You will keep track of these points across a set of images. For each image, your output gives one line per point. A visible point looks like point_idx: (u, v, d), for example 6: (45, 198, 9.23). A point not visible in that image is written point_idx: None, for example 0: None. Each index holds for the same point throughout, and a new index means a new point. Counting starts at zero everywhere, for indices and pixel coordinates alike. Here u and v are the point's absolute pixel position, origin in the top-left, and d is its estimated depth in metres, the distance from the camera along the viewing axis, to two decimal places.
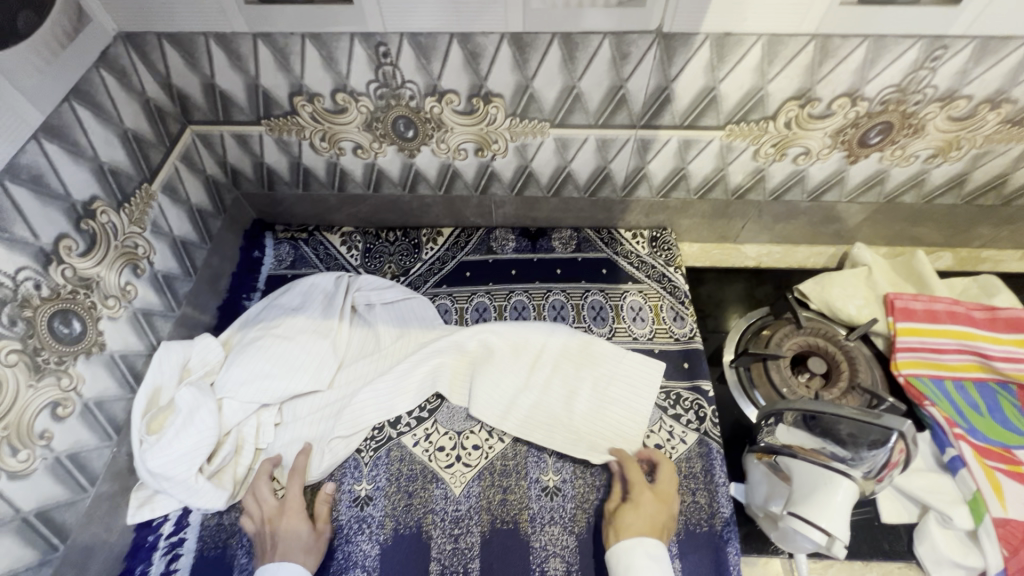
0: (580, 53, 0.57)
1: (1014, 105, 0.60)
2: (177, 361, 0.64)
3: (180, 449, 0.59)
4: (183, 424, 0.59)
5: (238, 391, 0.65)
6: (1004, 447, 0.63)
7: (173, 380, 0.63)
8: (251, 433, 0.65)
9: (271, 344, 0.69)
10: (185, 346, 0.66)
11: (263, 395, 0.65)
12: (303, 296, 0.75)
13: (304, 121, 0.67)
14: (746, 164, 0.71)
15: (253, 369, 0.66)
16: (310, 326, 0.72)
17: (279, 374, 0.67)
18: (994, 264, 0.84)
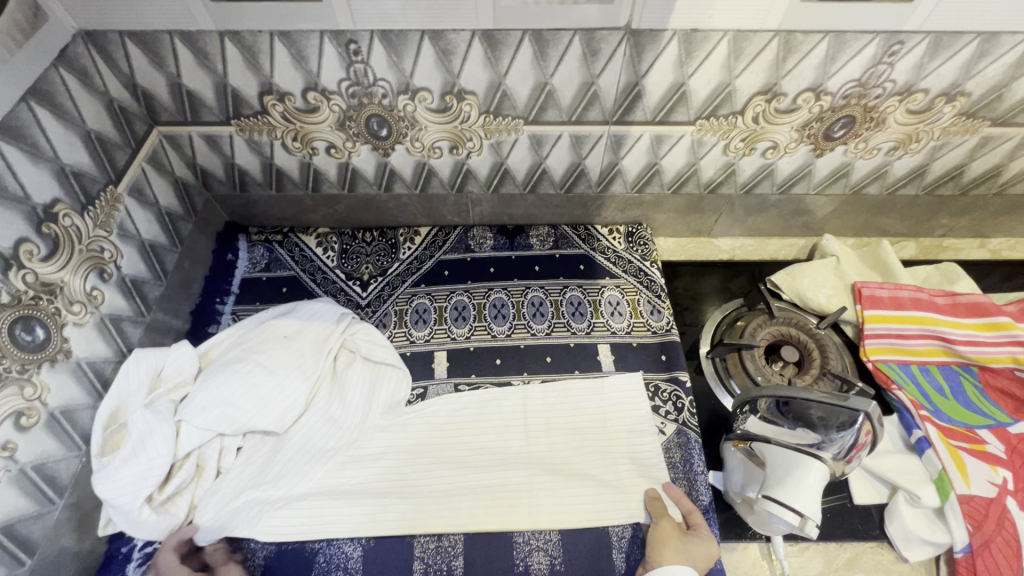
0: (551, 50, 0.57)
1: (969, 98, 0.63)
2: (146, 373, 0.62)
3: (131, 474, 0.56)
4: (136, 448, 0.57)
5: (198, 416, 0.60)
6: (968, 427, 0.65)
7: (139, 395, 0.61)
8: (211, 457, 0.62)
9: (252, 372, 0.64)
10: (158, 355, 0.64)
11: (225, 424, 0.61)
12: (305, 320, 0.71)
13: (276, 121, 0.66)
14: (717, 158, 0.72)
15: (223, 396, 0.62)
16: (297, 359, 0.67)
17: (248, 410, 0.62)
18: (956, 253, 0.87)
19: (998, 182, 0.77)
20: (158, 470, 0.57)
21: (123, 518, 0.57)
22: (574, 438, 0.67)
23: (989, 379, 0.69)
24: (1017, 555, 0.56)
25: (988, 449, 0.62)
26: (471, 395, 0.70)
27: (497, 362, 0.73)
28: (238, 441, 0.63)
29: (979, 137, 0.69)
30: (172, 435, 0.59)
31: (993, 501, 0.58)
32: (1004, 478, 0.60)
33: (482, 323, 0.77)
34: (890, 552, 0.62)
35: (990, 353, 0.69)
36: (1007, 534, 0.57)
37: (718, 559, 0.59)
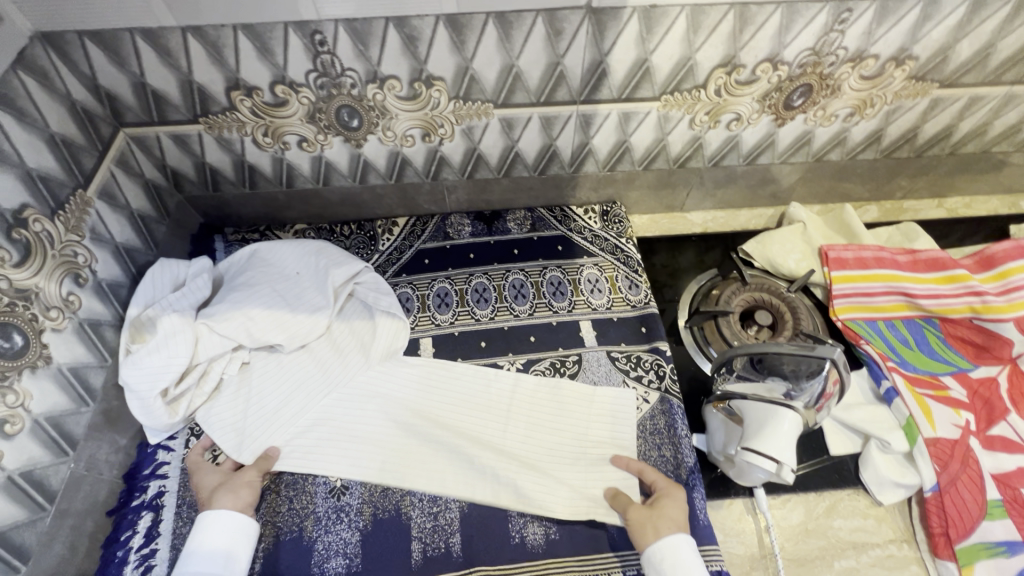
0: (515, 32, 0.58)
1: (917, 62, 0.66)
2: (169, 278, 0.70)
3: (152, 364, 0.62)
4: (160, 343, 0.63)
5: (219, 325, 0.66)
6: (932, 375, 0.69)
7: (164, 290, 0.69)
8: (220, 368, 0.68)
9: (266, 297, 0.70)
10: (181, 266, 0.72)
11: (244, 335, 0.67)
12: (299, 264, 0.76)
13: (245, 116, 0.66)
14: (683, 133, 0.74)
15: (238, 307, 0.68)
16: (296, 292, 0.73)
17: (264, 327, 0.68)
18: (915, 214, 0.91)
19: (950, 142, 0.80)
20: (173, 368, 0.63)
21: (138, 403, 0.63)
22: (567, 412, 0.69)
23: (949, 330, 0.73)
24: (981, 490, 0.61)
25: (950, 394, 0.67)
26: (465, 370, 0.72)
27: (482, 344, 0.75)
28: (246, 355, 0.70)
29: (929, 100, 0.72)
30: (193, 340, 0.65)
31: (957, 442, 0.63)
32: (966, 420, 0.65)
33: (466, 307, 0.78)
34: (866, 498, 0.65)
35: (949, 304, 0.73)
36: (971, 471, 0.61)
37: (704, 516, 0.62)
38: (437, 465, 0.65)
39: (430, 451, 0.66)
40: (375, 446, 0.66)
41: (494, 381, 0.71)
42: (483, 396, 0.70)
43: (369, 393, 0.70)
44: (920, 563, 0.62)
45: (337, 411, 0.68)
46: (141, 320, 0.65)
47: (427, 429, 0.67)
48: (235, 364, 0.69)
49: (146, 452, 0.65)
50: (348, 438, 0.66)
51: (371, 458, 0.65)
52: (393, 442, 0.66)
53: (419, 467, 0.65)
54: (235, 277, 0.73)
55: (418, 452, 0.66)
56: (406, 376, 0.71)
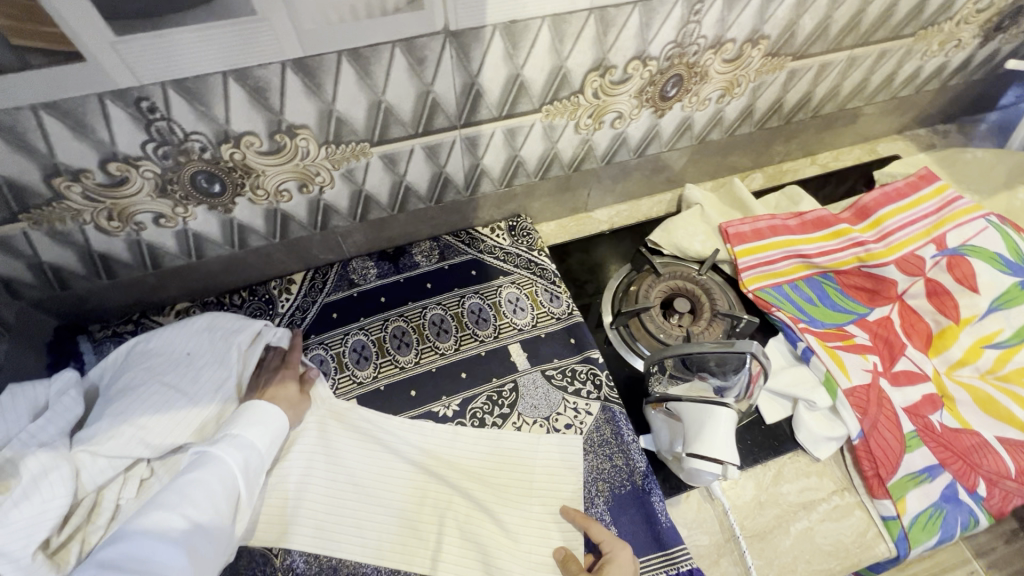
0: (374, 67, 0.54)
1: (769, 40, 0.69)
2: (25, 406, 0.59)
3: (26, 516, 0.51)
4: (30, 488, 0.52)
5: (104, 446, 0.57)
6: (837, 326, 0.74)
7: (22, 423, 0.58)
8: (113, 495, 0.59)
9: (157, 396, 0.61)
10: (39, 388, 0.61)
11: (140, 448, 0.58)
12: (190, 345, 0.67)
13: (78, 203, 0.57)
14: (572, 138, 0.73)
15: (125, 419, 0.59)
16: (195, 377, 0.65)
17: (162, 433, 0.60)
18: (795, 174, 0.97)
19: (811, 106, 0.86)
20: (54, 513, 0.53)
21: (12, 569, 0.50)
22: (515, 443, 0.67)
23: (844, 280, 0.79)
24: (899, 426, 0.65)
25: (857, 341, 0.72)
26: (400, 419, 0.68)
27: (413, 393, 0.70)
28: (145, 469, 0.61)
29: (786, 72, 0.76)
30: (72, 473, 0.55)
31: (870, 386, 0.68)
32: (874, 363, 0.70)
33: (387, 357, 0.73)
34: (805, 456, 0.69)
35: (840, 257, 0.79)
36: (887, 410, 0.66)
37: (666, 518, 0.62)
38: (375, 530, 0.60)
39: (365, 511, 0.62)
40: (311, 512, 0.61)
41: (433, 427, 0.68)
42: (421, 440, 0.66)
43: (298, 469, 0.64)
44: (863, 507, 0.65)
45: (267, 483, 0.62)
46: None
47: (365, 490, 0.63)
48: (131, 485, 0.60)
49: None
50: (276, 509, 0.61)
51: (303, 526, 0.60)
52: (325, 507, 0.62)
53: (362, 534, 0.60)
54: (112, 382, 0.64)
55: (356, 517, 0.61)
56: (334, 438, 0.66)
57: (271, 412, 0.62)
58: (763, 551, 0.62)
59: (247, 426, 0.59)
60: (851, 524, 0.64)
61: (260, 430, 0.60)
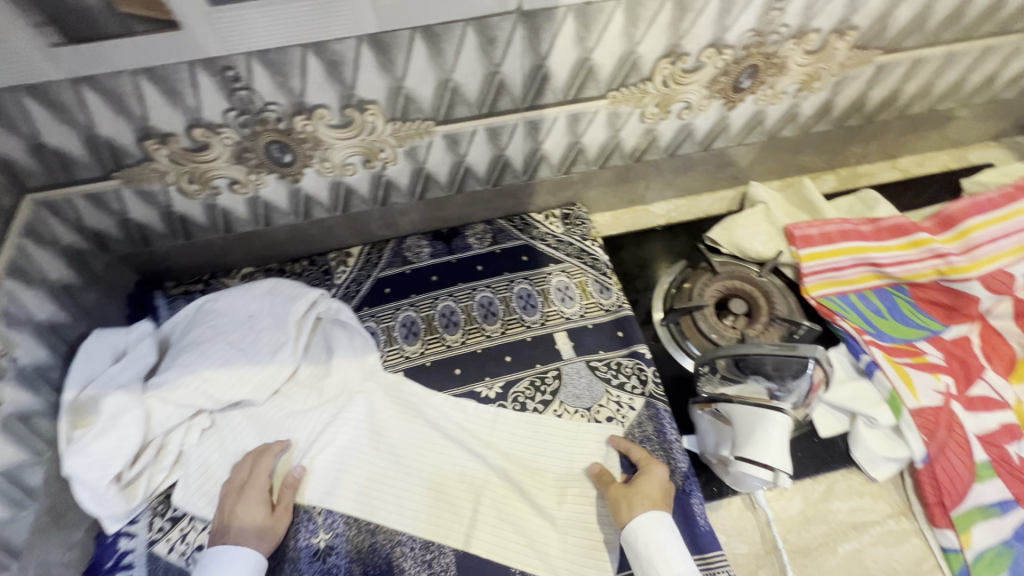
0: (445, 45, 0.54)
1: (858, 31, 0.65)
2: (108, 350, 0.64)
3: (102, 450, 0.56)
4: (108, 425, 0.57)
5: (172, 394, 0.61)
6: (907, 342, 0.70)
7: (104, 365, 0.63)
8: (178, 441, 0.63)
9: (221, 352, 0.65)
10: (120, 334, 0.66)
11: (204, 399, 0.63)
12: (253, 307, 0.71)
13: (164, 165, 0.60)
14: (636, 127, 0.71)
15: (191, 371, 0.63)
16: (255, 338, 0.68)
17: (223, 387, 0.64)
18: (871, 178, 0.91)
19: (897, 106, 0.80)
20: (126, 451, 0.57)
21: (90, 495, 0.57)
22: (555, 429, 0.67)
23: (919, 294, 0.73)
24: (969, 454, 0.61)
25: (928, 359, 0.68)
26: (447, 394, 0.69)
27: (457, 372, 0.71)
28: (206, 420, 0.65)
29: (873, 67, 0.71)
30: (144, 416, 0.60)
31: (941, 408, 0.63)
32: (946, 384, 0.65)
33: (435, 335, 0.74)
34: (860, 475, 0.65)
35: (916, 269, 0.73)
36: (957, 436, 0.62)
37: (705, 522, 0.60)
38: (415, 502, 0.62)
39: (407, 481, 0.63)
40: (355, 479, 0.63)
41: (478, 405, 0.69)
42: (466, 419, 0.68)
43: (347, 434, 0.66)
44: (920, 535, 0.61)
45: (313, 447, 0.65)
46: (81, 403, 0.59)
47: (408, 462, 0.64)
48: (194, 433, 0.64)
49: (104, 542, 0.59)
50: (326, 470, 0.64)
51: (348, 494, 0.62)
52: (370, 474, 0.64)
53: (402, 503, 0.62)
54: (182, 336, 0.68)
55: (398, 487, 0.63)
56: (382, 407, 0.68)
57: (242, 553, 0.55)
58: (807, 568, 0.59)
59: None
60: (905, 551, 0.60)
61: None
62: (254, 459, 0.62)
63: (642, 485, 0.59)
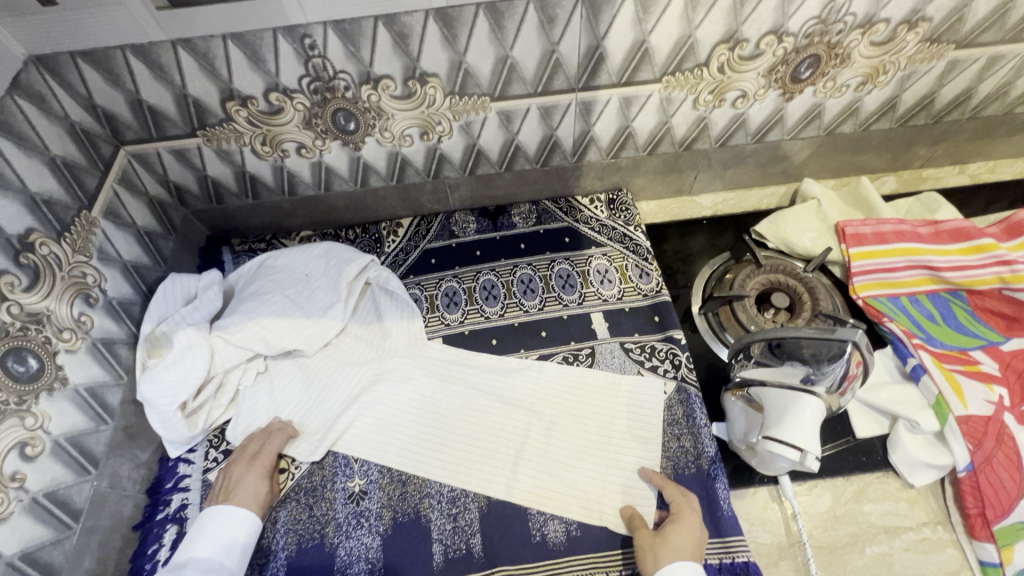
0: (507, 22, 0.57)
1: (930, 23, 0.63)
2: (181, 293, 0.70)
3: (170, 378, 0.62)
4: (177, 357, 0.63)
5: (232, 336, 0.66)
6: (960, 350, 0.67)
7: (177, 305, 0.69)
8: (235, 380, 0.68)
9: (278, 304, 0.70)
10: (192, 280, 0.72)
11: (260, 344, 0.68)
12: (311, 267, 0.76)
13: (241, 127, 0.66)
14: (688, 114, 0.72)
15: (252, 318, 0.68)
16: (310, 295, 0.73)
17: (278, 335, 0.69)
18: (936, 182, 0.87)
19: (970, 106, 0.77)
20: (191, 382, 0.63)
21: (158, 419, 0.63)
22: (585, 403, 0.68)
23: (978, 302, 0.70)
24: (1019, 468, 0.58)
25: (981, 369, 0.65)
26: (486, 362, 0.72)
27: (494, 342, 0.74)
28: (261, 364, 0.70)
29: (946, 62, 0.69)
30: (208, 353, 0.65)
31: (990, 419, 0.60)
32: (999, 395, 0.62)
33: (475, 306, 0.77)
34: (896, 481, 0.63)
35: (976, 276, 0.70)
36: (1007, 448, 0.59)
37: (728, 507, 0.60)
38: (453, 462, 0.65)
39: (447, 443, 0.66)
40: (397, 432, 0.67)
41: (514, 375, 0.71)
42: (505, 388, 0.70)
43: (392, 393, 0.70)
44: (958, 547, 0.59)
45: (361, 400, 0.69)
46: (155, 336, 0.66)
47: (448, 425, 0.67)
48: (249, 375, 0.69)
49: (166, 465, 0.66)
50: (371, 424, 0.67)
51: (389, 445, 0.66)
52: (413, 432, 0.67)
53: (441, 463, 0.65)
54: (245, 287, 0.74)
55: (438, 447, 0.66)
56: (427, 371, 0.71)
57: (239, 515, 0.58)
58: (831, 565, 0.59)
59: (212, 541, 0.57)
60: (939, 561, 0.58)
61: (226, 542, 0.57)
62: (259, 437, 0.65)
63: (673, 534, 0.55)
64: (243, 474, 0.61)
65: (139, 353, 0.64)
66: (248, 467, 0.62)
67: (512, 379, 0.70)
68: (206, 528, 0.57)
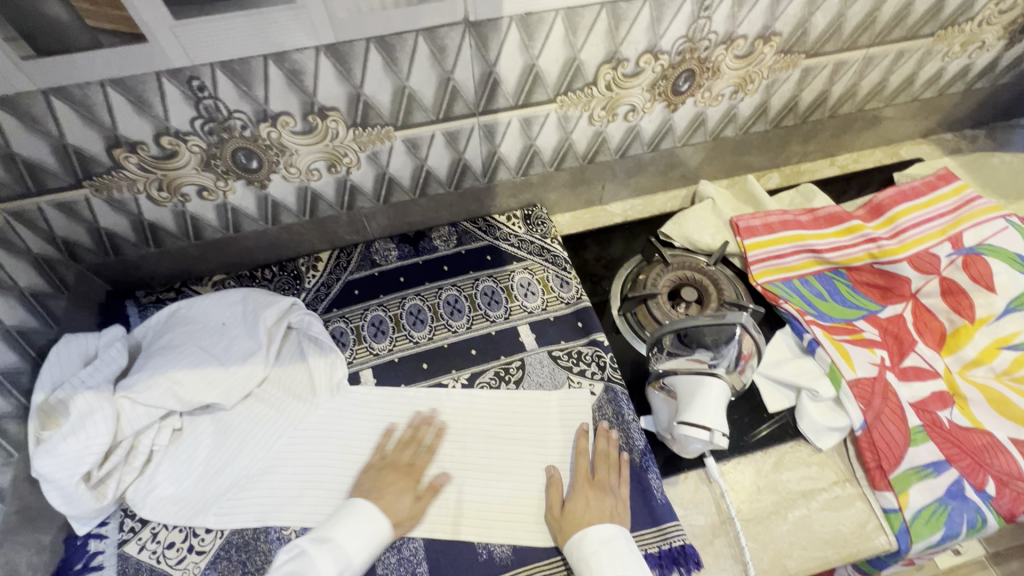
0: (399, 54, 0.59)
1: (781, 37, 0.71)
2: (77, 353, 0.65)
3: (70, 449, 0.57)
4: (76, 425, 0.58)
5: (140, 395, 0.62)
6: (847, 321, 0.74)
7: (74, 368, 0.64)
8: (148, 441, 0.64)
9: (191, 356, 0.67)
10: (90, 339, 0.68)
11: (172, 401, 0.64)
12: (225, 316, 0.73)
13: (133, 173, 0.63)
14: (586, 130, 0.76)
15: (161, 373, 0.64)
16: (226, 344, 0.70)
17: (193, 389, 0.65)
18: (812, 174, 0.98)
19: (828, 106, 0.87)
20: (95, 450, 0.58)
21: (58, 494, 0.57)
22: (519, 416, 0.70)
23: (856, 277, 0.79)
24: (903, 420, 0.65)
25: (865, 336, 0.72)
26: (415, 395, 0.72)
27: (425, 366, 0.74)
28: (177, 422, 0.66)
29: (800, 70, 0.78)
30: (114, 416, 0.61)
31: (876, 379, 0.68)
32: (881, 357, 0.70)
33: (403, 332, 0.77)
34: (807, 447, 0.69)
35: (851, 254, 0.79)
36: (892, 404, 0.66)
37: (661, 495, 0.63)
38: None
39: (385, 484, 0.65)
40: (330, 481, 0.65)
41: (445, 402, 0.71)
42: (439, 418, 0.70)
43: (324, 438, 0.68)
44: (864, 499, 0.65)
45: (287, 456, 0.66)
46: (49, 405, 0.60)
47: (386, 465, 0.66)
48: (165, 434, 0.65)
49: (74, 545, 0.60)
50: (302, 479, 0.65)
51: (325, 504, 0.64)
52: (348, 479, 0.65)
53: None
54: (153, 341, 0.70)
55: None
56: (358, 412, 0.70)
57: (373, 529, 0.59)
58: (759, 535, 0.62)
59: (336, 540, 0.57)
60: (850, 515, 0.64)
61: (346, 551, 0.57)
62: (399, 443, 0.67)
63: (581, 507, 0.60)
64: (378, 478, 0.64)
65: (31, 424, 0.59)
66: (386, 472, 0.64)
67: (444, 407, 0.71)
68: (328, 532, 0.58)
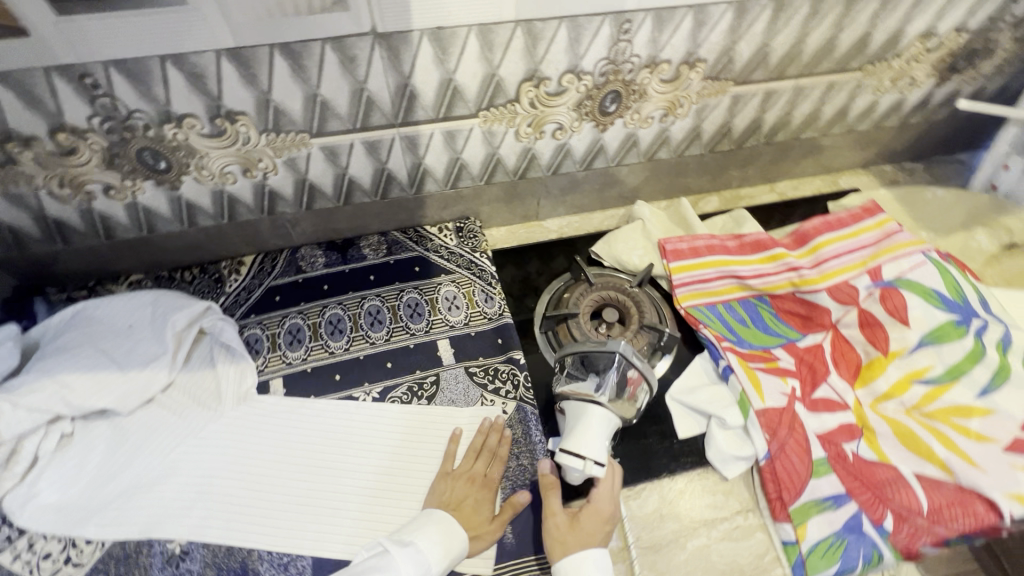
0: (307, 62, 0.58)
1: (706, 63, 0.71)
2: None
3: None
4: None
5: (25, 399, 0.60)
6: (764, 348, 0.74)
7: None
8: (32, 446, 0.61)
9: (88, 359, 0.65)
10: None
11: (61, 405, 0.62)
12: (132, 318, 0.71)
13: (30, 168, 0.61)
14: (513, 145, 0.76)
15: (52, 376, 0.62)
16: (130, 348, 0.68)
17: (85, 393, 0.63)
18: (751, 199, 0.98)
19: (762, 133, 0.87)
20: None
21: None
22: (426, 434, 0.68)
23: (779, 305, 0.79)
24: (807, 452, 0.65)
25: (780, 365, 0.73)
26: (324, 406, 0.70)
27: (337, 377, 0.73)
28: (66, 426, 0.63)
29: (730, 96, 0.78)
30: None
31: (784, 410, 0.68)
32: (792, 387, 0.70)
33: (319, 341, 0.75)
34: (714, 475, 0.68)
35: (774, 282, 0.80)
36: (797, 435, 0.66)
37: None
38: (288, 517, 0.62)
39: (282, 498, 0.63)
40: (226, 493, 0.63)
41: (354, 415, 0.70)
42: (347, 431, 0.68)
43: (224, 448, 0.66)
44: (765, 530, 0.65)
45: (185, 465, 0.65)
46: None
47: (285, 479, 0.65)
48: (51, 439, 0.62)
49: None
50: (196, 489, 0.63)
51: (217, 516, 0.62)
52: (244, 491, 0.64)
53: (274, 520, 0.62)
54: (51, 342, 0.67)
55: (271, 504, 0.63)
56: (264, 422, 0.69)
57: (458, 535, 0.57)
58: (655, 563, 0.62)
59: (415, 549, 0.55)
60: (748, 546, 0.63)
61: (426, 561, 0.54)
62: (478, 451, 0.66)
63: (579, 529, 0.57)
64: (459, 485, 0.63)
65: None
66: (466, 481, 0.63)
67: (353, 420, 0.69)
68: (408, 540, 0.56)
